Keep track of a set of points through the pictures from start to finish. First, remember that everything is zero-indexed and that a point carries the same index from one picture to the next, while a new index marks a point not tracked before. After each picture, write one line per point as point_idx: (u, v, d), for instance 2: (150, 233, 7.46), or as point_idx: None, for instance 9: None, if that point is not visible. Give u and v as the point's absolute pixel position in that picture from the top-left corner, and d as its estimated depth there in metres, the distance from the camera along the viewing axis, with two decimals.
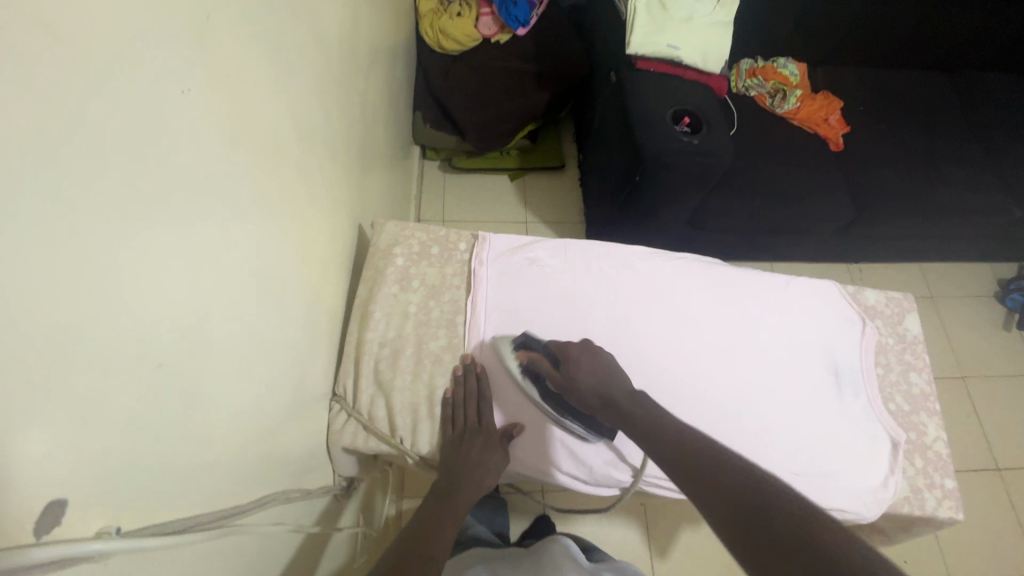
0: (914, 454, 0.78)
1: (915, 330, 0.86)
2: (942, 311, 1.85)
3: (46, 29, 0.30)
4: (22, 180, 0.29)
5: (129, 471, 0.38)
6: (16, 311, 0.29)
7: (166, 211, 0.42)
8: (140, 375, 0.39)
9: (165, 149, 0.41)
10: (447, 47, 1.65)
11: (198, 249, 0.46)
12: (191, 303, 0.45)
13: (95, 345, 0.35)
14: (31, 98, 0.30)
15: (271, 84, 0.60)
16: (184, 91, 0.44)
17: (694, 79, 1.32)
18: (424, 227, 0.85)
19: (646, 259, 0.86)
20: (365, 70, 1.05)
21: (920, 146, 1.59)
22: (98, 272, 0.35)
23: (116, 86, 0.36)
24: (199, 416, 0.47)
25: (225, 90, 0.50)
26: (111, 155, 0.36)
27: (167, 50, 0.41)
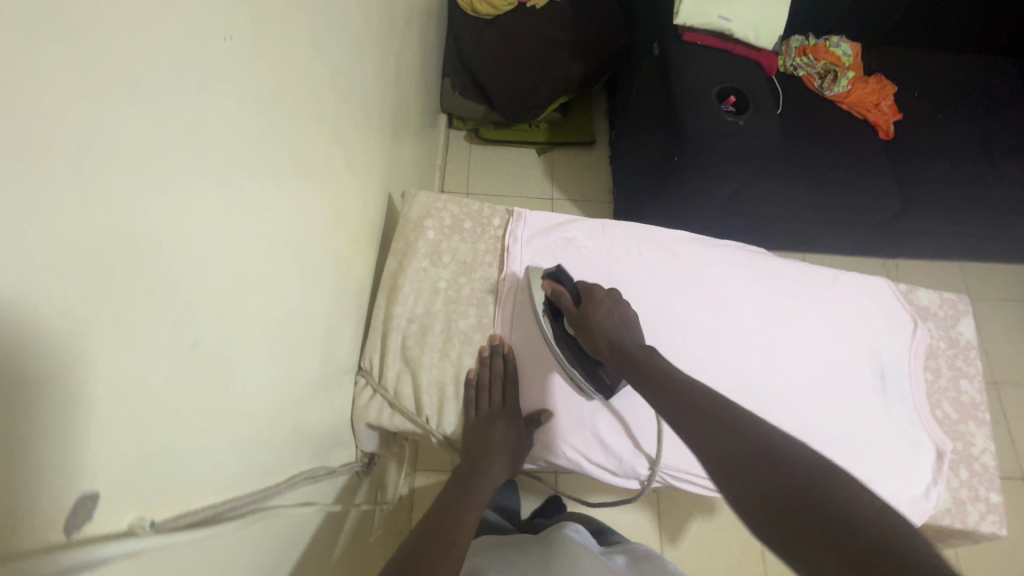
0: (960, 464, 0.74)
1: (969, 334, 0.81)
2: (979, 314, 1.78)
3: None
4: (60, 137, 0.26)
5: (162, 455, 0.36)
6: (53, 285, 0.26)
7: (204, 174, 0.39)
8: (175, 352, 0.37)
9: (204, 107, 0.38)
10: (480, 10, 1.56)
11: (233, 217, 0.43)
12: (224, 276, 0.42)
13: (131, 316, 0.32)
14: (68, 37, 0.26)
15: (310, 38, 0.56)
16: (225, 41, 0.40)
17: (744, 54, 1.24)
18: (457, 200, 0.82)
19: (688, 244, 0.82)
20: (400, 30, 1.00)
21: (977, 138, 1.50)
22: (134, 241, 0.32)
23: (155, 31, 0.32)
24: (231, 394, 0.45)
25: (265, 42, 0.46)
26: (149, 108, 0.32)
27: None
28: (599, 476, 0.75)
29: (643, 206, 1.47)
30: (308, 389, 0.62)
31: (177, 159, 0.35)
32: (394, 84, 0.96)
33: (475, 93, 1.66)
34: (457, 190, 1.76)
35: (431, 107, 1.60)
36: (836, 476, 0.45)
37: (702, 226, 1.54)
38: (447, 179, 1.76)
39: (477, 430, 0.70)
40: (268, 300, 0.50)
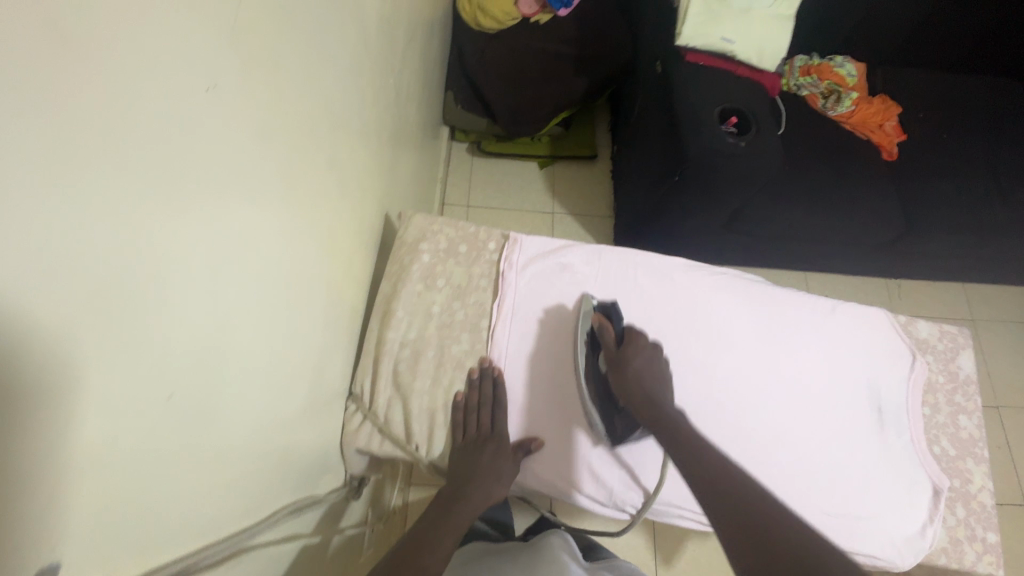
0: (957, 503, 0.73)
1: (969, 368, 0.80)
2: (982, 336, 1.76)
3: (55, 34, 0.27)
4: (25, 212, 0.26)
5: (131, 505, 0.37)
6: (11, 361, 0.26)
7: (187, 224, 0.39)
8: (149, 404, 0.37)
9: (188, 158, 0.38)
10: (484, 24, 1.58)
11: (216, 261, 0.43)
12: (205, 321, 0.43)
13: (96, 378, 0.32)
14: (34, 106, 0.26)
15: (304, 68, 0.55)
16: (211, 91, 0.40)
17: (746, 75, 1.23)
18: (453, 223, 0.81)
19: (685, 271, 0.82)
20: (401, 48, 1.00)
21: (981, 161, 1.49)
22: (104, 300, 0.32)
23: (134, 89, 0.32)
24: (209, 436, 0.45)
25: (254, 80, 0.46)
26: (127, 168, 0.33)
27: (193, 43, 0.38)
28: (590, 507, 0.74)
29: (643, 224, 1.47)
30: (294, 417, 0.61)
31: (155, 218, 0.36)
32: (393, 103, 0.95)
33: (477, 106, 1.66)
34: (458, 202, 1.76)
35: (434, 120, 1.61)
36: (817, 537, 0.50)
37: (702, 244, 1.53)
38: (449, 191, 1.77)
39: (465, 454, 0.69)
40: (252, 337, 0.50)
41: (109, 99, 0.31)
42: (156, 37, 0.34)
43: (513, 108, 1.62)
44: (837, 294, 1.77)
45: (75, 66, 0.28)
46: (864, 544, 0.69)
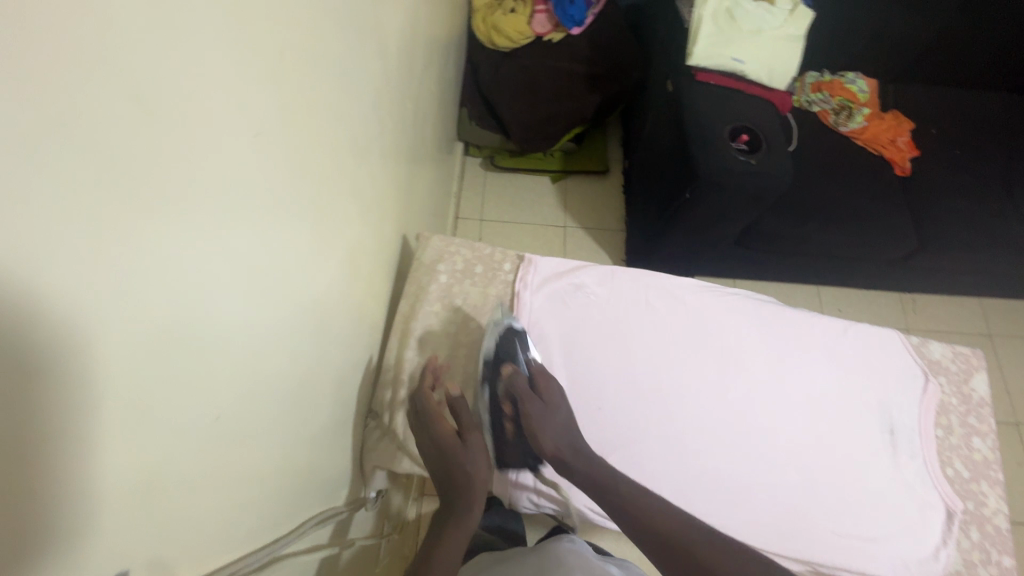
0: (971, 525, 0.73)
1: (983, 390, 0.80)
2: (1000, 351, 1.74)
3: (139, 104, 0.29)
4: (111, 267, 0.29)
5: (174, 523, 0.40)
6: (87, 400, 0.29)
7: (234, 261, 0.42)
8: (197, 430, 0.40)
9: (238, 201, 0.41)
10: (497, 43, 1.61)
11: (256, 292, 0.46)
12: (246, 349, 0.46)
13: (151, 414, 0.34)
14: (125, 172, 0.29)
15: (333, 104, 0.59)
16: (257, 137, 0.43)
17: (757, 94, 1.25)
18: (470, 244, 0.83)
19: (696, 293, 0.83)
20: (419, 72, 1.03)
21: (997, 176, 1.48)
22: (166, 339, 0.35)
23: (200, 145, 0.35)
24: (243, 455, 0.48)
25: (294, 121, 0.49)
26: (192, 217, 0.35)
27: (247, 95, 0.41)
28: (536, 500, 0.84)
29: (655, 238, 1.49)
30: (313, 434, 0.64)
31: (208, 261, 0.38)
32: (412, 125, 0.98)
33: (491, 123, 1.70)
34: (472, 216, 1.79)
35: (448, 137, 1.64)
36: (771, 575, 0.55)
37: (713, 258, 1.55)
38: (462, 205, 1.80)
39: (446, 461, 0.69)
40: (280, 362, 0.53)
41: (177, 158, 0.33)
42: (215, 94, 0.36)
43: (528, 125, 1.66)
44: (850, 308, 1.76)
45: (154, 130, 0.31)
46: (875, 563, 0.70)
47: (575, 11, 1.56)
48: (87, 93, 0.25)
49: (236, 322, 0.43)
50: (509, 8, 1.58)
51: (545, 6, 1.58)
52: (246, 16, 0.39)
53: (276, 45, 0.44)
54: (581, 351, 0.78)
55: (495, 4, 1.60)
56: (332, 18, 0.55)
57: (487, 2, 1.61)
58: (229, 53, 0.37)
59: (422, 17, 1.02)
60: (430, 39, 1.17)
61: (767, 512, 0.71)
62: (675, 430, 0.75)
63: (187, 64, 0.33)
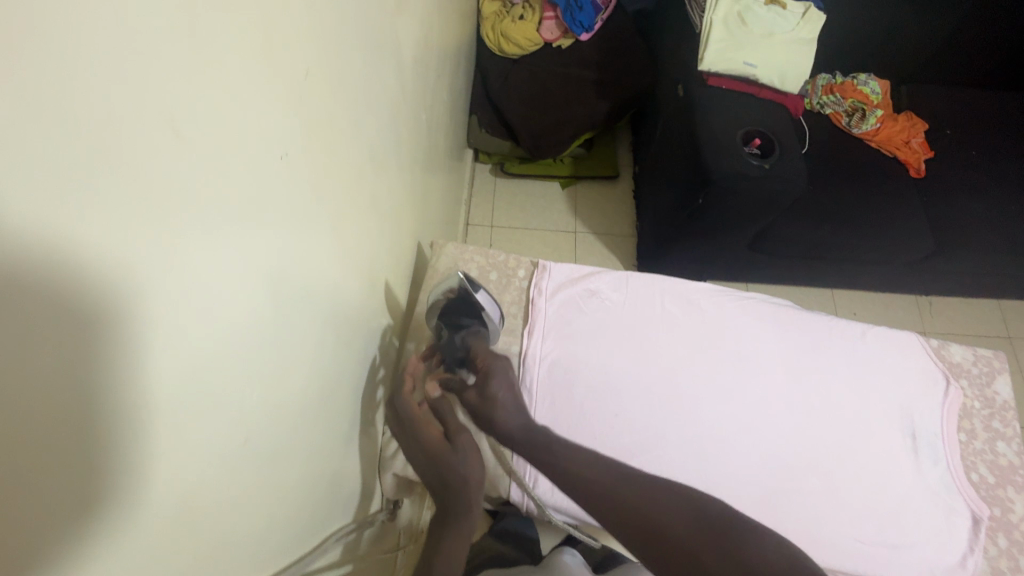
0: (998, 532, 0.72)
1: (1006, 393, 0.79)
2: (1020, 354, 1.71)
3: (174, 132, 0.29)
4: (145, 294, 0.29)
5: (208, 542, 0.40)
6: (124, 428, 0.30)
7: (259, 278, 0.42)
8: (226, 448, 0.41)
9: (263, 219, 0.42)
10: (507, 50, 1.63)
11: (280, 308, 0.47)
12: (270, 364, 0.46)
13: (179, 436, 0.35)
14: (159, 200, 0.29)
15: (352, 117, 0.59)
16: (284, 157, 0.44)
17: (769, 98, 1.24)
18: (484, 252, 0.84)
19: (711, 297, 0.83)
20: (432, 82, 1.04)
21: (1014, 177, 1.47)
22: (198, 360, 0.35)
23: (229, 167, 0.36)
24: (268, 469, 0.48)
25: (315, 136, 0.50)
26: (220, 238, 0.36)
27: (272, 113, 0.41)
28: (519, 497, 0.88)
29: (668, 243, 1.49)
30: (331, 443, 0.64)
31: (234, 282, 0.39)
32: (425, 134, 0.99)
33: (501, 130, 1.70)
34: (483, 223, 1.80)
35: (459, 145, 1.65)
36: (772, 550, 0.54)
37: (726, 262, 1.54)
38: (473, 212, 1.81)
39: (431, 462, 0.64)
40: (302, 376, 0.53)
41: (209, 182, 0.34)
42: (246, 118, 0.37)
43: (538, 131, 1.66)
44: (865, 311, 1.75)
45: (190, 157, 0.31)
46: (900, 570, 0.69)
47: (584, 17, 1.56)
48: (124, 125, 0.26)
49: (257, 340, 0.43)
50: (518, 15, 1.61)
51: (554, 12, 1.60)
52: (275, 40, 0.40)
53: (302, 66, 0.45)
54: (595, 354, 0.78)
55: (504, 12, 1.62)
56: (351, 32, 0.56)
57: (496, 10, 1.62)
58: (256, 73, 0.38)
59: (434, 26, 1.03)
60: (442, 49, 1.18)
61: (789, 518, 0.71)
62: (693, 435, 0.75)
63: (219, 88, 0.33)
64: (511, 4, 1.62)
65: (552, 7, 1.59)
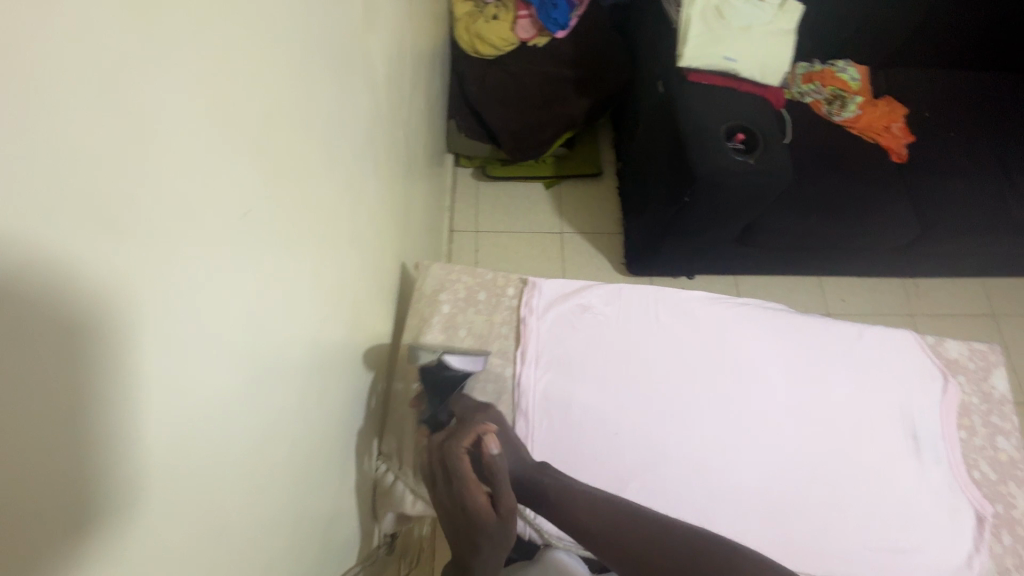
0: (1002, 529, 0.72)
1: (1002, 387, 0.79)
2: (1005, 331, 1.74)
3: (110, 227, 0.26)
4: (85, 409, 0.26)
5: None
6: (80, 555, 0.27)
7: (224, 348, 0.39)
8: (202, 535, 0.38)
9: (226, 286, 0.39)
10: (482, 51, 1.58)
11: (251, 371, 0.44)
12: (245, 432, 0.44)
13: (146, 548, 0.32)
14: (93, 304, 0.26)
15: (320, 151, 0.56)
16: (246, 215, 0.41)
17: (751, 91, 1.23)
18: (471, 271, 0.81)
19: (705, 304, 0.81)
20: (406, 93, 1.00)
21: (993, 158, 1.48)
22: (159, 456, 0.33)
23: (182, 243, 0.33)
24: (249, 541, 0.46)
25: (277, 181, 0.47)
26: (175, 323, 0.33)
27: (230, 172, 0.38)
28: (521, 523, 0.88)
29: (655, 241, 1.47)
30: (319, 491, 0.61)
31: (197, 366, 0.36)
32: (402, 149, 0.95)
33: (480, 133, 1.66)
34: (467, 229, 1.77)
35: (438, 150, 1.61)
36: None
37: (714, 257, 1.53)
38: (456, 217, 1.77)
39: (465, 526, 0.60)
40: (277, 435, 0.50)
41: (161, 272, 0.31)
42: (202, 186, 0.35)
43: (520, 132, 1.63)
44: (853, 297, 1.76)
45: (130, 247, 0.28)
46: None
47: (558, 15, 1.52)
48: (44, 234, 0.22)
49: (226, 414, 0.40)
50: (491, 15, 1.56)
51: (528, 11, 1.55)
52: (226, 92, 0.37)
53: (259, 112, 0.42)
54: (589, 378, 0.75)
55: (477, 12, 1.57)
56: (313, 62, 0.52)
57: (468, 10, 1.58)
58: (208, 135, 0.35)
59: (405, 35, 0.99)
60: (415, 56, 1.14)
61: (796, 529, 0.69)
62: (696, 449, 0.73)
63: (165, 164, 0.30)
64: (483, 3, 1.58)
65: (525, 5, 1.54)
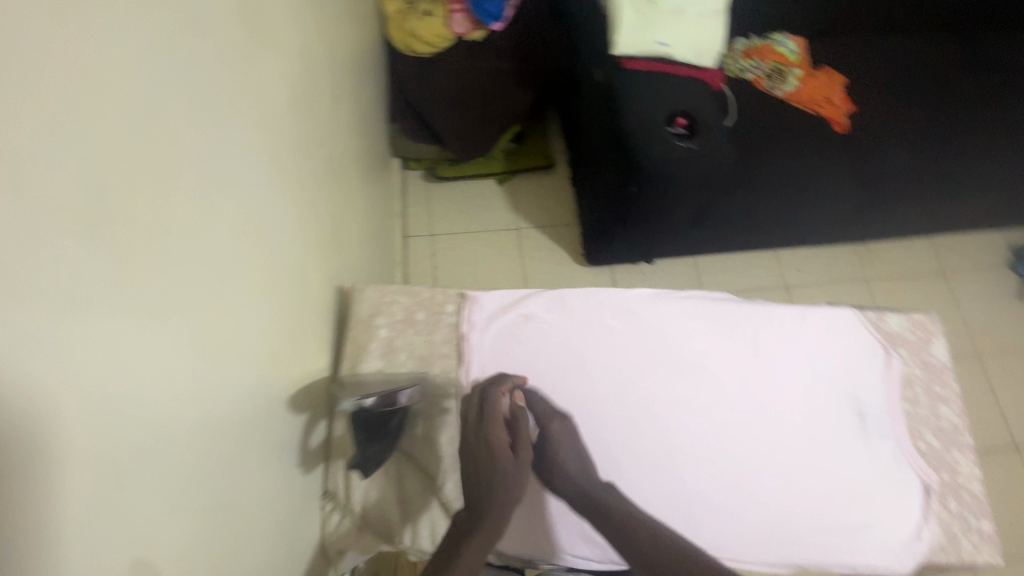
0: (949, 496, 0.73)
1: (942, 356, 0.80)
2: (954, 286, 1.80)
3: None
4: None
5: None
6: None
7: (75, 454, 0.35)
8: None
9: (64, 386, 0.34)
10: (418, 50, 1.54)
11: (124, 462, 0.40)
12: (126, 531, 0.40)
13: None
14: None
15: (201, 195, 0.51)
16: (84, 304, 0.36)
17: (689, 75, 1.20)
18: (407, 290, 0.79)
19: (649, 302, 0.80)
20: (325, 105, 0.96)
21: (930, 120, 1.50)
22: None
23: None
24: None
25: (140, 245, 0.42)
26: None
27: (49, 260, 0.33)
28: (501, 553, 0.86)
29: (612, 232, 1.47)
30: (247, 553, 0.57)
31: (23, 500, 0.31)
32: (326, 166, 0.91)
33: (423, 135, 1.61)
34: (422, 233, 1.72)
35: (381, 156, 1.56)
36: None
37: (669, 242, 1.53)
38: (409, 223, 1.73)
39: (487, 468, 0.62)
40: (179, 516, 0.46)
41: None
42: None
43: (467, 129, 1.61)
44: (810, 267, 1.78)
45: None
46: (864, 551, 0.70)
47: (492, 6, 1.50)
48: None
49: (89, 523, 0.36)
50: (423, 11, 1.51)
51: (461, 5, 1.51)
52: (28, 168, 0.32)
53: (109, 176, 0.38)
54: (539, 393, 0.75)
55: (408, 9, 1.53)
56: (177, 100, 0.47)
57: (400, 8, 1.53)
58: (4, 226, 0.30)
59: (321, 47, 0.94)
60: (336, 65, 1.09)
61: (754, 515, 0.70)
62: (647, 449, 0.73)
63: None
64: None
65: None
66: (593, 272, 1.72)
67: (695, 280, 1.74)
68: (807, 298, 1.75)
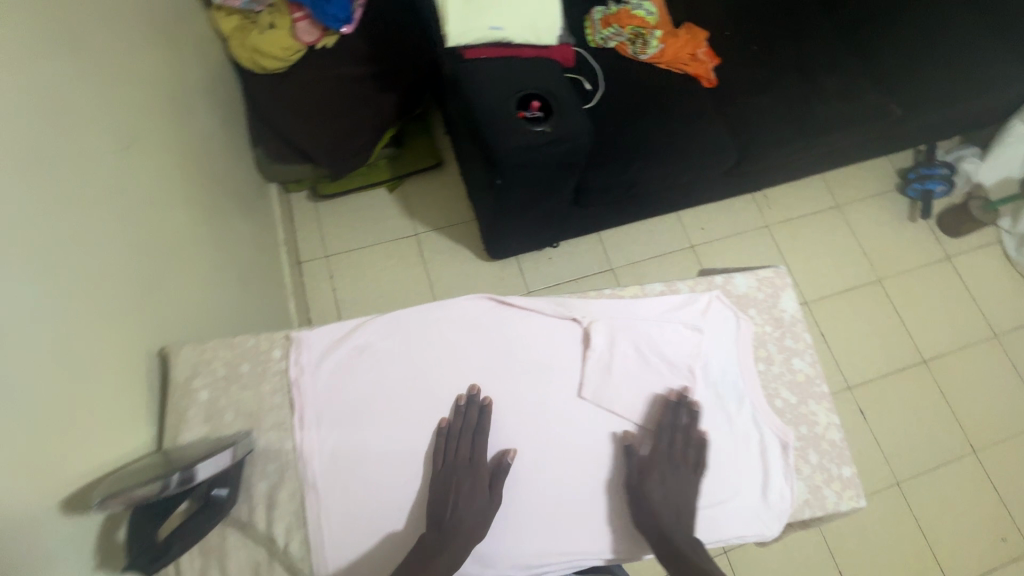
0: (808, 449, 0.74)
1: (792, 309, 0.80)
2: (850, 218, 1.84)
3: None
4: None
5: None
6: None
7: None
8: None
9: None
10: (267, 66, 1.43)
11: None
12: None
13: None
14: None
15: None
16: None
17: (534, 56, 1.19)
18: (227, 342, 0.72)
19: (474, 300, 0.77)
20: (132, 146, 0.87)
21: (791, 63, 1.53)
22: None
23: None
24: None
25: None
26: None
27: None
28: None
29: (499, 229, 1.40)
30: None
31: None
32: (133, 214, 0.83)
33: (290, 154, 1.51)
34: (315, 255, 1.65)
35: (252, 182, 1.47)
36: None
37: (562, 227, 1.50)
38: (301, 246, 1.65)
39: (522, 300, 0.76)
40: None
41: None
42: None
43: (329, 145, 1.48)
44: (713, 224, 1.80)
45: None
46: (727, 527, 0.70)
47: (336, 10, 1.39)
48: None
49: None
50: (267, 24, 1.40)
51: (303, 12, 1.40)
52: None
53: None
54: (514, 325, 0.76)
55: (249, 24, 1.41)
56: None
57: (238, 24, 1.41)
58: None
59: (117, 97, 0.87)
60: (154, 95, 1.00)
61: None
62: (540, 407, 0.73)
63: None
64: (253, 12, 1.41)
65: (297, 6, 1.39)
66: (500, 265, 1.69)
67: (602, 255, 1.73)
68: (715, 254, 1.76)
